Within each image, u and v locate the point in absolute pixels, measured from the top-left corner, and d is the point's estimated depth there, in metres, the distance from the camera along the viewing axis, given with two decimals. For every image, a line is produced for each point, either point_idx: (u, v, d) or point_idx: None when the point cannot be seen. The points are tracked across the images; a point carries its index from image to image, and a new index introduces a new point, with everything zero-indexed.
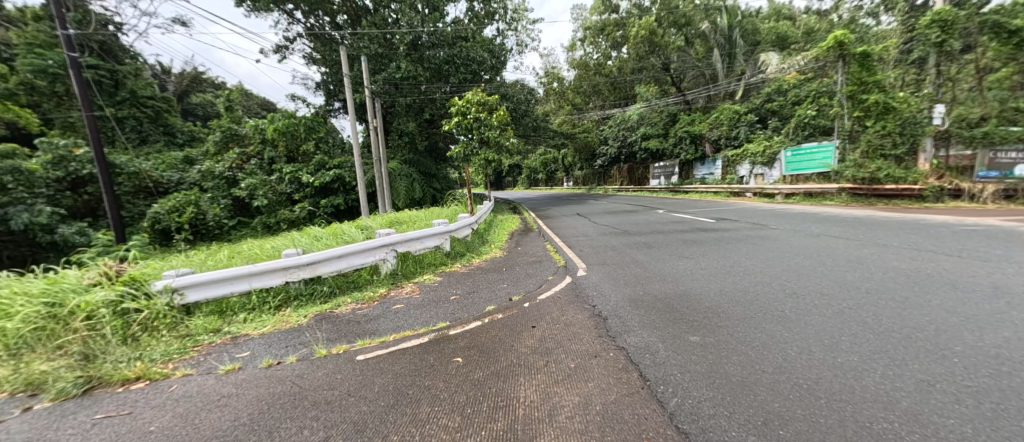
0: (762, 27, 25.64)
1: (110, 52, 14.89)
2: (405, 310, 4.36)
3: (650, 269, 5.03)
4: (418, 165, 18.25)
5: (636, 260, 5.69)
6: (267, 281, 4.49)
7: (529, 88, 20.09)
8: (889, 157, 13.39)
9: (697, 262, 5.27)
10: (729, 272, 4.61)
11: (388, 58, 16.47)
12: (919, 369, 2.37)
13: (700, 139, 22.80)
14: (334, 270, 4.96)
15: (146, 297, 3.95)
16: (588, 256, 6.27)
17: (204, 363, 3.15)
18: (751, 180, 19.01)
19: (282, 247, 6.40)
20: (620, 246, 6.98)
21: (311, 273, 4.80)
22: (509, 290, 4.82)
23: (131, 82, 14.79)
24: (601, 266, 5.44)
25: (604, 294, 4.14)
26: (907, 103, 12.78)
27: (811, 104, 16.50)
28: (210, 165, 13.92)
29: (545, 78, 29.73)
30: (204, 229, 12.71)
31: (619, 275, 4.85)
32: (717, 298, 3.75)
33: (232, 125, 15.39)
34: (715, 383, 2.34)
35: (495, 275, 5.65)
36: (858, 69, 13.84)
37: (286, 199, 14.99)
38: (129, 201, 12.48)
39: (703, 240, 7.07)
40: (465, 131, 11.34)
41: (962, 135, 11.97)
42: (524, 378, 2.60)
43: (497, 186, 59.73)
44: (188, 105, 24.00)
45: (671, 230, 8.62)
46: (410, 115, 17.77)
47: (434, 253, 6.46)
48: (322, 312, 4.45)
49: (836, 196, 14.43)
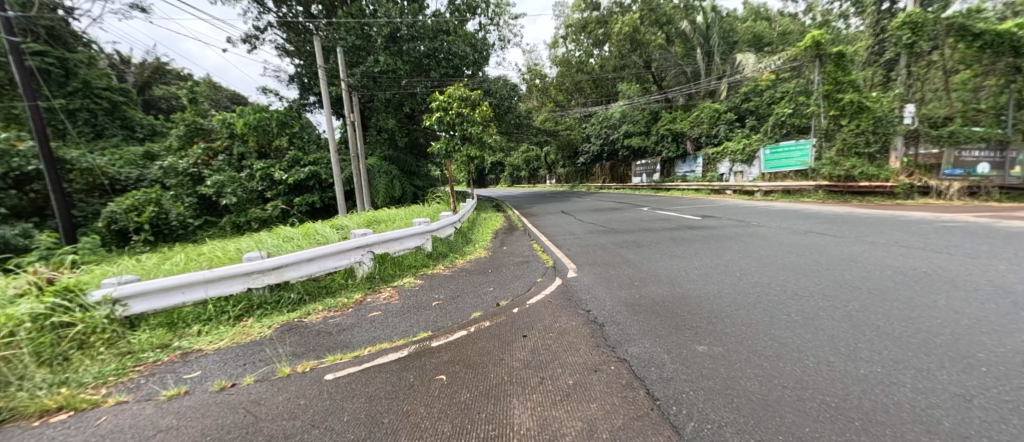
0: (740, 28, 26.11)
1: (59, 39, 13.83)
2: (382, 318, 4.01)
3: (643, 269, 4.79)
4: (398, 163, 17.70)
5: (626, 259, 5.48)
6: (225, 289, 4.12)
7: (512, 84, 19.85)
8: (862, 155, 13.69)
9: (692, 261, 5.07)
10: (725, 272, 4.42)
11: (366, 51, 15.93)
12: (950, 382, 2.16)
13: (681, 137, 22.93)
14: (303, 275, 4.60)
15: (82, 309, 3.50)
16: (577, 255, 6.01)
17: (143, 388, 2.74)
18: (731, 177, 19.30)
19: (249, 248, 5.94)
20: (609, 245, 6.77)
21: (278, 278, 4.43)
22: (496, 294, 4.49)
23: (83, 72, 13.77)
24: (592, 267, 5.18)
25: (599, 298, 3.87)
26: (880, 103, 13.04)
27: (789, 102, 16.76)
28: (173, 161, 13.09)
29: (527, 74, 29.59)
30: (166, 230, 11.93)
31: (612, 276, 4.61)
32: (719, 301, 3.53)
33: (197, 118, 14.57)
34: (734, 403, 2.07)
35: (479, 278, 5.31)
36: (834, 69, 13.91)
37: (256, 197, 14.29)
38: (82, 200, 11.60)
39: (691, 238, 6.91)
40: (447, 127, 10.96)
41: (931, 134, 12.45)
42: (517, 400, 2.30)
43: (479, 184, 59.25)
44: (151, 97, 22.77)
45: (658, 228, 8.47)
46: (389, 111, 17.14)
47: (415, 254, 6.09)
48: (289, 322, 4.07)
49: (813, 193, 14.67)
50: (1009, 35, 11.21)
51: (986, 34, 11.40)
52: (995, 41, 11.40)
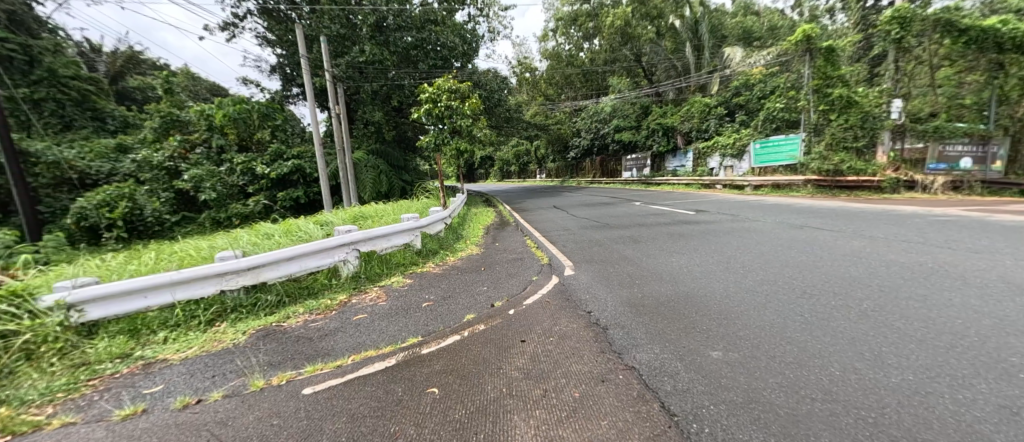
0: (730, 23, 26.24)
1: (22, 25, 13.07)
2: (367, 321, 3.75)
3: (643, 267, 4.58)
4: (386, 157, 17.09)
5: (624, 256, 5.29)
6: (196, 291, 3.89)
7: (502, 76, 19.63)
8: (850, 149, 13.82)
9: (693, 258, 4.88)
10: (729, 270, 4.23)
11: (351, 41, 15.50)
12: (991, 392, 1.94)
13: (671, 131, 22.93)
14: (281, 276, 4.35)
15: (31, 316, 3.31)
16: (572, 252, 5.80)
17: (95, 407, 2.52)
18: (721, 171, 19.42)
19: (225, 246, 5.58)
20: (604, 241, 6.57)
21: (255, 279, 4.19)
22: (490, 294, 4.25)
23: (49, 59, 13.05)
24: (590, 264, 4.96)
25: (599, 298, 3.66)
26: (868, 98, 13.14)
27: (779, 97, 16.80)
28: (147, 154, 12.55)
29: (517, 68, 29.46)
30: (141, 226, 11.39)
31: (612, 274, 4.40)
32: (727, 299, 3.33)
33: (173, 110, 13.96)
34: (762, 420, 1.86)
35: (471, 277, 5.05)
36: (824, 64, 13.93)
37: (237, 192, 13.80)
38: (49, 195, 10.98)
39: (689, 234, 6.74)
40: (436, 120, 10.63)
41: (916, 129, 12.57)
42: (516, 417, 2.07)
43: (468, 179, 58.81)
44: (125, 88, 21.88)
45: (652, 223, 8.30)
46: (377, 103, 16.66)
47: (403, 252, 5.80)
48: (266, 326, 3.81)
49: (802, 187, 14.71)
50: (993, 32, 11.18)
51: (971, 30, 11.37)
52: (979, 37, 11.39)
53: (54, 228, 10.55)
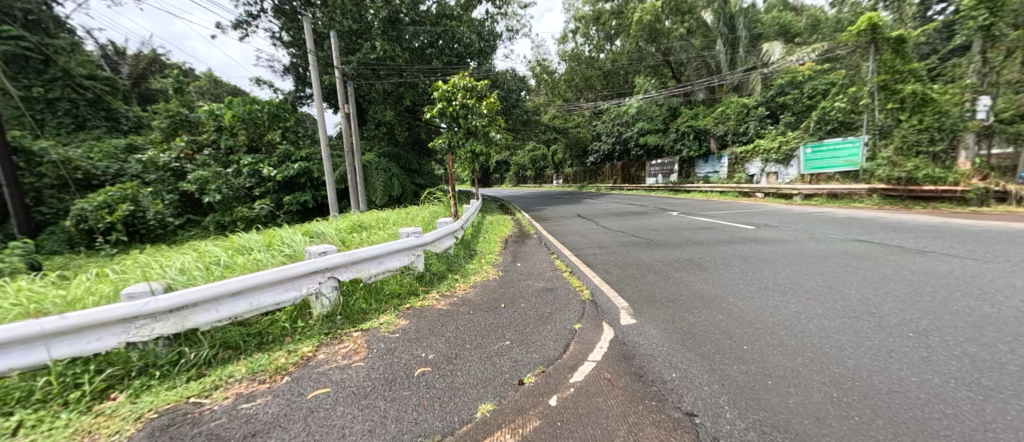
0: (764, 19, 24.71)
1: (38, 24, 12.28)
2: (327, 403, 2.44)
3: (739, 316, 3.13)
4: (398, 160, 15.91)
5: (694, 293, 3.83)
6: (85, 345, 2.64)
7: (521, 76, 18.50)
8: (925, 154, 11.92)
9: (806, 301, 3.41)
10: (887, 331, 2.72)
11: (363, 36, 14.47)
12: None
13: (703, 135, 21.13)
14: (219, 319, 3.07)
15: None
16: (622, 283, 4.39)
17: None
18: (763, 178, 17.68)
19: (180, 267, 4.32)
20: (657, 266, 5.08)
21: (179, 326, 2.92)
22: (515, 356, 2.86)
23: (62, 59, 12.22)
24: (652, 306, 3.53)
25: (695, 382, 2.25)
26: (947, 95, 11.36)
27: (834, 95, 15.04)
28: (152, 154, 11.68)
29: (535, 68, 28.27)
30: (143, 229, 10.39)
31: (693, 328, 2.96)
32: (951, 407, 1.88)
33: (182, 109, 13.02)
34: None
35: (486, 319, 3.66)
36: (891, 57, 12.41)
37: (243, 195, 12.69)
38: (54, 196, 10.25)
39: (771, 258, 5.23)
40: (449, 120, 9.41)
41: (1007, 131, 10.62)
42: None
43: (483, 183, 57.58)
44: (145, 90, 21.57)
45: (710, 240, 6.82)
46: (388, 102, 15.63)
47: (399, 278, 4.46)
48: (177, 407, 2.51)
49: (866, 198, 12.87)
50: None
51: None
52: None
53: (53, 230, 9.72)
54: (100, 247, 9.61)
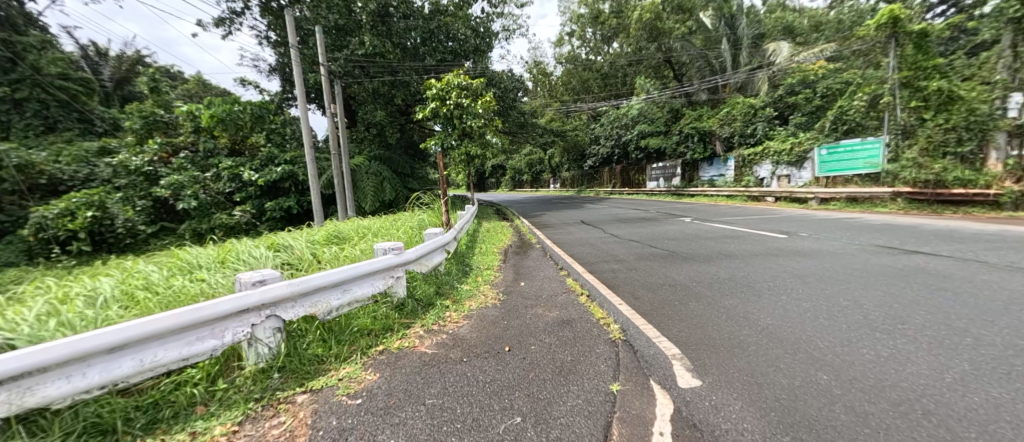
0: (767, 19, 23.92)
1: (8, 20, 11.62)
2: None
3: (854, 379, 2.14)
4: (389, 163, 14.88)
5: (764, 332, 2.83)
6: None
7: (518, 76, 17.58)
8: (952, 155, 10.97)
9: (936, 349, 2.42)
10: None
11: (350, 31, 13.53)
12: None
13: (709, 137, 20.15)
14: (82, 389, 2.06)
15: None
16: (662, 314, 3.38)
17: None
18: (773, 182, 16.79)
19: (93, 303, 3.27)
20: (697, 288, 4.09)
21: (13, 405, 1.91)
22: None
23: (33, 57, 11.38)
24: (715, 355, 2.54)
25: None
26: (976, 91, 10.48)
27: (851, 94, 14.20)
28: (123, 156, 10.42)
29: (531, 71, 27.49)
30: (111, 238, 9.20)
31: (800, 403, 1.98)
32: None
33: (157, 109, 11.96)
34: None
35: (487, 373, 2.63)
36: (913, 51, 11.58)
37: (224, 201, 11.54)
38: (15, 202, 9.16)
39: (835, 276, 4.28)
40: (443, 120, 8.45)
41: None
42: None
43: (479, 189, 56.45)
44: (129, 92, 20.62)
45: (746, 252, 5.87)
46: (378, 103, 14.66)
47: (369, 310, 3.44)
48: None
49: (890, 202, 11.94)
50: None
51: None
52: None
53: (12, 240, 8.61)
54: (58, 258, 8.48)
